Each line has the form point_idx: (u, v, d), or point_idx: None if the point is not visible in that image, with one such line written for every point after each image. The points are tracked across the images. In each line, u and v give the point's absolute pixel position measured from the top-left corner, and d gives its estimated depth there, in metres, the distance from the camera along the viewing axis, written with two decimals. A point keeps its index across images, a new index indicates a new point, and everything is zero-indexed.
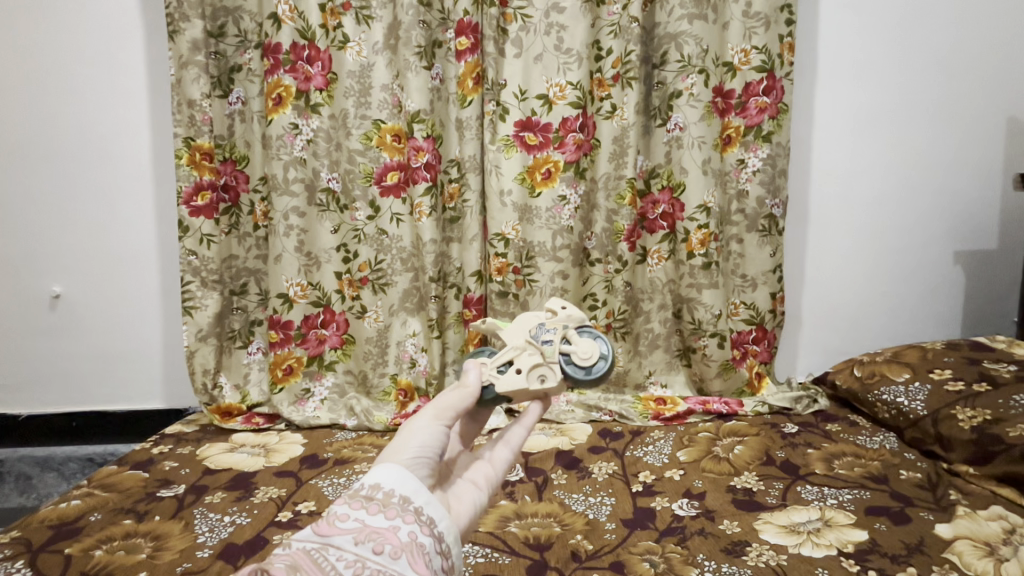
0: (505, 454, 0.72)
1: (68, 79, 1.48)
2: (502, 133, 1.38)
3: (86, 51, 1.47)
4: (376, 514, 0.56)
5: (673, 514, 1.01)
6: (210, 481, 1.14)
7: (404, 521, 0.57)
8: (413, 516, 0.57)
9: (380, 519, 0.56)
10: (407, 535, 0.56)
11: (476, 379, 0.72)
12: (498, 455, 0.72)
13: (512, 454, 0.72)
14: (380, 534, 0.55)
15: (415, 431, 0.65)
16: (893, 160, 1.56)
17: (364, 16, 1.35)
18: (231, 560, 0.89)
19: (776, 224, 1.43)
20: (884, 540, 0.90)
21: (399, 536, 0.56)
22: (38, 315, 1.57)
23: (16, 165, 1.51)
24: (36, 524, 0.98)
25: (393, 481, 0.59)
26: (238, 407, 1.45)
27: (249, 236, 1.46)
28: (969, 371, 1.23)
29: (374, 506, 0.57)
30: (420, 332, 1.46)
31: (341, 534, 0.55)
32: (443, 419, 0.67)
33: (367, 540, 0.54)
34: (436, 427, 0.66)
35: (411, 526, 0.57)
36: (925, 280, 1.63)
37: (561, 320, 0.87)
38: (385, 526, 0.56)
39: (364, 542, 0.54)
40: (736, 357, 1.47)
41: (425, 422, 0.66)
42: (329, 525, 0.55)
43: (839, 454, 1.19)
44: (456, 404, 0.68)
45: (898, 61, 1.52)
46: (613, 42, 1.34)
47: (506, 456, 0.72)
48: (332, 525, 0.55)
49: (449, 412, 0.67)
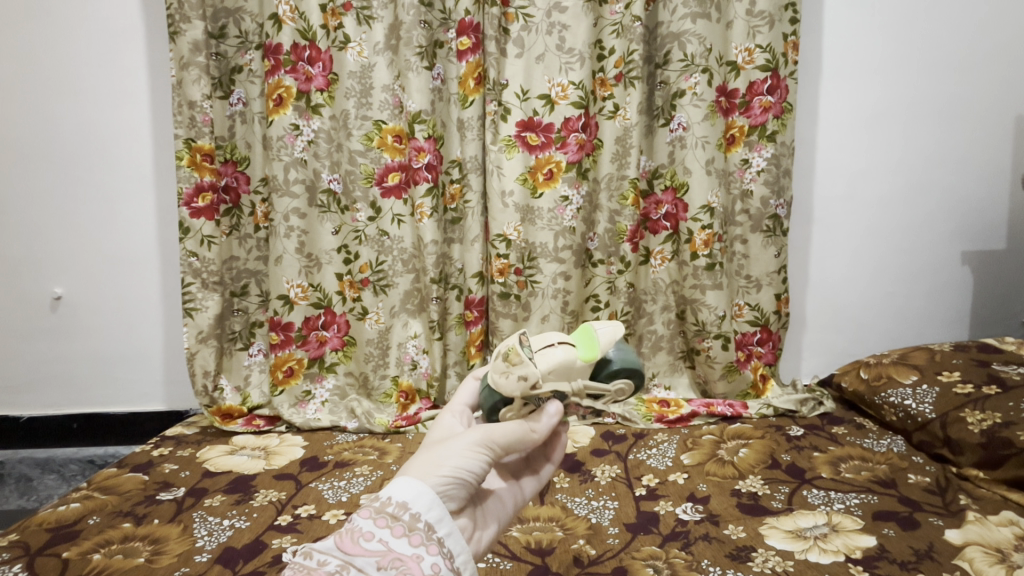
0: (534, 485, 0.76)
1: (72, 79, 1.48)
2: (504, 134, 1.36)
3: (90, 50, 1.47)
4: (400, 538, 0.55)
5: (676, 518, 1.00)
6: (209, 484, 1.13)
7: (427, 552, 0.55)
8: (437, 547, 0.55)
9: (404, 545, 0.54)
10: (430, 567, 0.54)
11: (549, 424, 0.72)
12: (527, 483, 0.76)
13: (539, 486, 0.76)
14: (403, 562, 0.53)
15: (460, 449, 0.62)
16: (901, 161, 1.55)
17: (365, 16, 1.34)
18: (230, 564, 0.88)
19: (780, 224, 1.41)
20: (893, 546, 0.89)
21: (422, 567, 0.53)
22: (39, 315, 1.57)
23: (19, 164, 1.51)
24: (34, 528, 0.97)
25: (421, 502, 0.57)
26: (238, 409, 1.43)
27: (250, 237, 1.45)
28: (978, 373, 1.21)
29: (399, 528, 0.55)
30: (422, 333, 1.45)
31: (364, 556, 0.53)
32: (491, 447, 0.64)
33: (390, 567, 0.53)
34: (481, 454, 0.63)
35: (434, 559, 0.54)
36: (932, 280, 1.61)
37: (534, 396, 0.73)
38: (409, 554, 0.54)
39: (386, 568, 0.53)
40: (741, 359, 1.45)
41: (471, 445, 0.63)
42: (353, 542, 0.54)
43: (845, 458, 1.18)
44: (507, 437, 0.66)
45: (906, 59, 1.50)
46: (615, 41, 1.33)
47: (533, 485, 0.76)
48: (356, 543, 0.54)
49: (499, 443, 0.65)
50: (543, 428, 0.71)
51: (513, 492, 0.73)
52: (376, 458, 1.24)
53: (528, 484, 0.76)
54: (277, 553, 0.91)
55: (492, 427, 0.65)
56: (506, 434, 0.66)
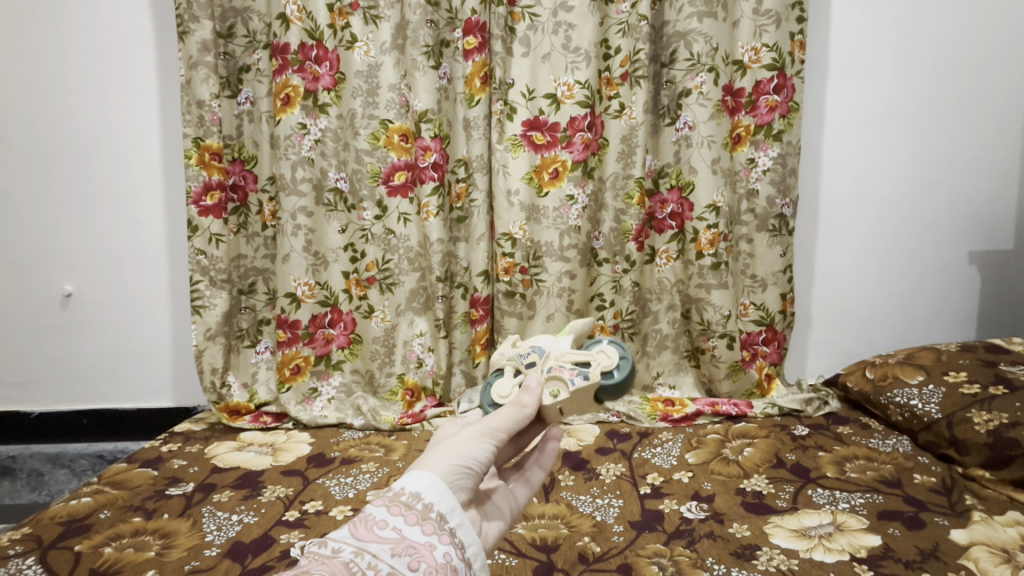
0: (526, 491, 0.73)
1: (67, 76, 1.50)
2: (510, 133, 1.37)
3: (84, 49, 1.49)
4: (414, 526, 0.55)
5: (681, 516, 1.00)
6: (218, 479, 1.14)
7: (440, 541, 0.55)
8: (449, 538, 0.56)
9: (417, 533, 0.55)
10: (443, 556, 0.54)
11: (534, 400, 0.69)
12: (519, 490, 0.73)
13: (530, 492, 0.74)
14: (417, 550, 0.54)
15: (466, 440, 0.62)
16: (907, 160, 1.54)
17: (373, 16, 1.35)
18: (239, 559, 0.89)
19: (786, 224, 1.41)
20: (898, 546, 0.89)
21: (435, 555, 0.54)
22: (49, 313, 1.58)
23: (14, 164, 1.53)
24: (46, 521, 0.99)
25: (433, 493, 0.57)
26: (246, 406, 1.45)
27: (258, 236, 1.47)
28: (985, 374, 1.21)
29: (412, 516, 0.55)
30: (428, 331, 1.46)
31: (378, 543, 0.53)
32: (495, 438, 0.64)
33: (405, 554, 0.53)
34: (485, 444, 0.63)
35: (446, 548, 0.55)
36: (938, 280, 1.60)
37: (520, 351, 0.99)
38: (422, 542, 0.54)
39: (401, 555, 0.53)
40: (746, 358, 1.46)
41: (475, 436, 0.63)
42: (368, 530, 0.54)
43: (851, 457, 1.18)
44: (508, 426, 0.65)
45: (914, 57, 1.50)
46: (621, 40, 1.34)
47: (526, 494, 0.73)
48: (370, 531, 0.54)
49: (502, 433, 0.64)
50: (532, 401, 0.68)
51: (510, 495, 0.70)
52: (381, 455, 1.24)
53: (518, 489, 0.72)
54: (285, 548, 0.92)
55: (492, 417, 0.65)
56: (507, 424, 0.65)
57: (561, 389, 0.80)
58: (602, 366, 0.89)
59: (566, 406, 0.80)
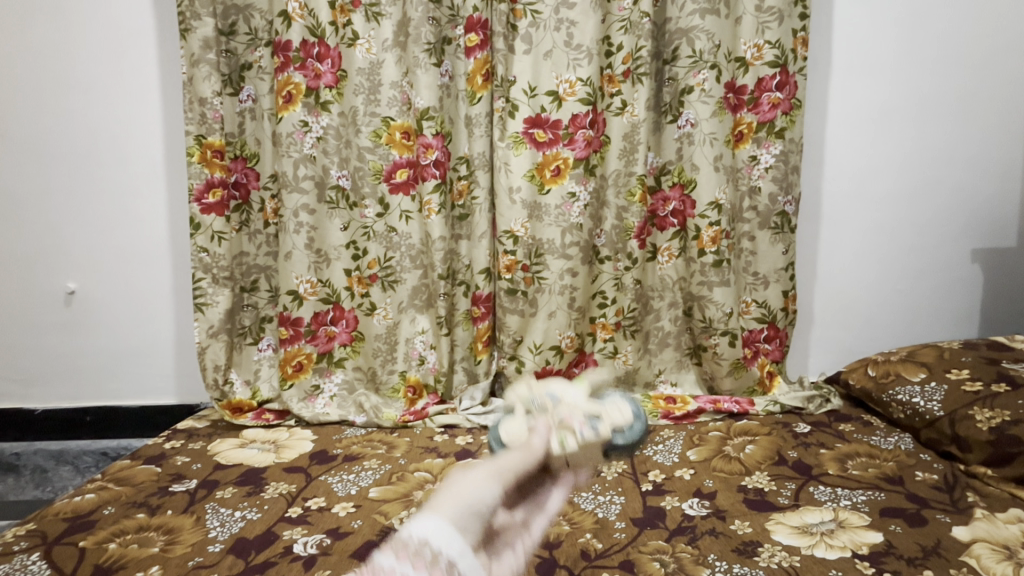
0: (543, 523, 0.70)
1: (69, 75, 1.50)
2: (512, 130, 1.37)
3: (86, 46, 1.49)
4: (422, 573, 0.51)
5: (683, 513, 1.00)
6: (221, 476, 1.15)
7: None
8: None
9: None
10: None
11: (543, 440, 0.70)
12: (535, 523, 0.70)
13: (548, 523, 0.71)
14: None
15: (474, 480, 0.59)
16: (909, 157, 1.54)
17: (374, 13, 1.35)
18: (242, 555, 0.90)
19: (788, 222, 1.41)
20: (900, 542, 0.89)
21: None
22: (52, 311, 1.59)
23: (18, 161, 1.53)
24: (50, 517, 0.99)
25: (440, 537, 0.53)
26: (248, 403, 1.45)
27: (260, 233, 1.47)
28: (987, 371, 1.21)
29: (421, 563, 0.51)
30: (430, 329, 1.46)
31: None
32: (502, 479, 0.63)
33: None
34: (493, 483, 0.61)
35: None
36: (940, 277, 1.60)
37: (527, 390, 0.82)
38: None
39: None
40: (748, 356, 1.45)
41: (483, 475, 0.61)
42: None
43: (852, 455, 1.18)
44: (516, 466, 0.65)
45: (916, 54, 1.49)
46: (623, 37, 1.34)
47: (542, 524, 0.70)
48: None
49: (509, 475, 0.64)
50: (542, 442, 0.69)
51: (521, 530, 0.68)
52: (384, 452, 1.25)
53: (534, 520, 0.70)
54: (288, 544, 0.92)
55: (501, 458, 0.65)
56: (514, 465, 0.65)
57: (569, 439, 0.71)
58: (614, 423, 0.76)
59: (573, 459, 0.71)
